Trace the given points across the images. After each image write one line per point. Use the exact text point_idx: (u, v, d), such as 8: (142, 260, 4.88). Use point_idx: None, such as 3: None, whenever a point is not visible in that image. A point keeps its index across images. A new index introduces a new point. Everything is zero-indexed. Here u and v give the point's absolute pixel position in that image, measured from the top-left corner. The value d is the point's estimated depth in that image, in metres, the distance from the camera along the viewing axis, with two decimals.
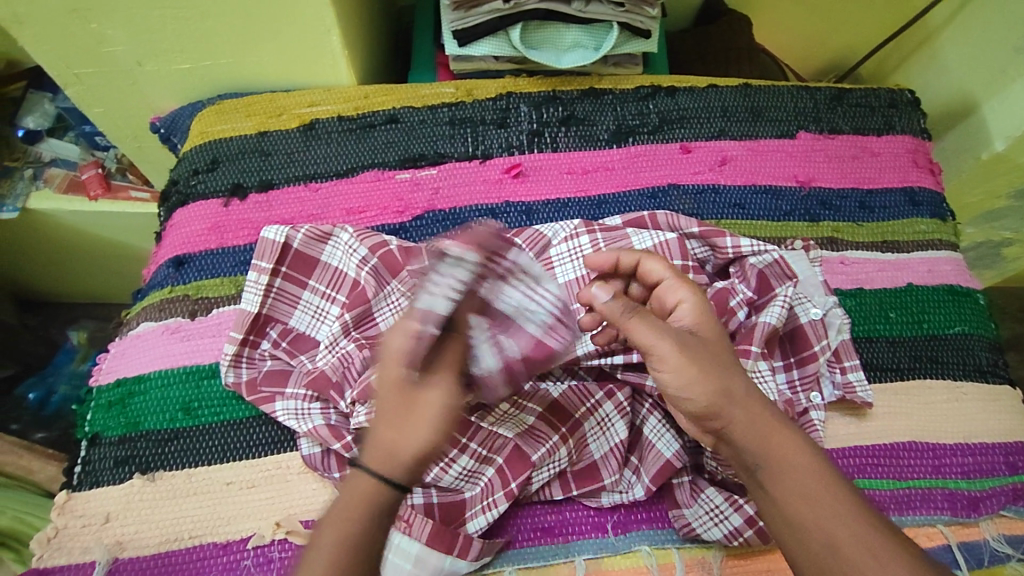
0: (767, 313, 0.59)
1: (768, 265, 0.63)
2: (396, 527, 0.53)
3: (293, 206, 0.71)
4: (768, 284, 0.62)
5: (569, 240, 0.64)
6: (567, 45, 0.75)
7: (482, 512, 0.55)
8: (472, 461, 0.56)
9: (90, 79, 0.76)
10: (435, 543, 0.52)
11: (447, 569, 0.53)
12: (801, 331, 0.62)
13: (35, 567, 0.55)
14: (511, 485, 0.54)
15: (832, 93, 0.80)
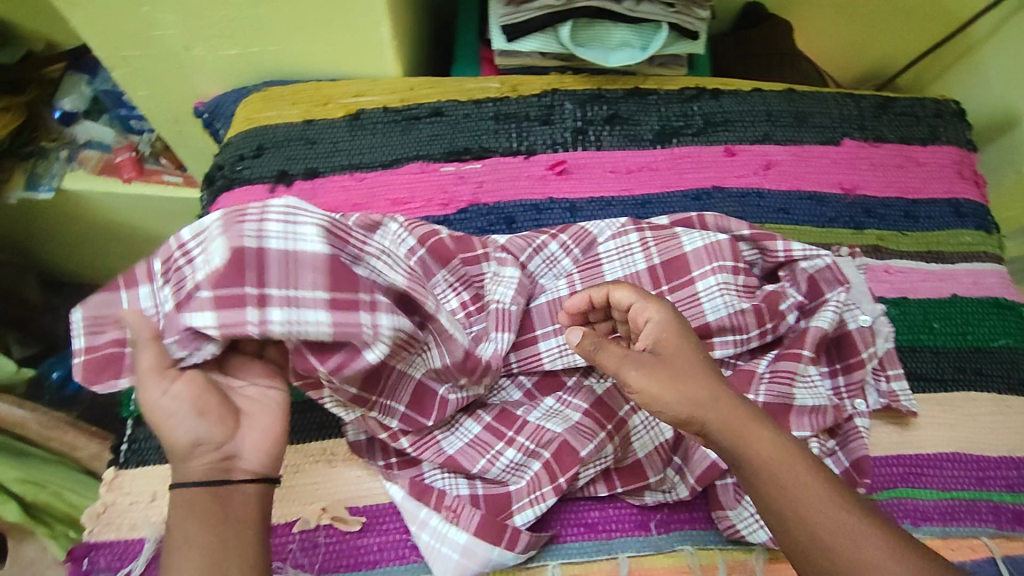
0: (818, 318, 0.59)
1: (820, 271, 0.62)
2: (445, 517, 0.55)
3: (339, 195, 0.71)
4: (817, 289, 0.62)
5: (617, 237, 0.64)
6: (614, 44, 0.74)
7: (530, 505, 0.55)
8: (518, 454, 0.57)
9: (138, 62, 0.76)
10: (483, 534, 0.53)
11: (494, 561, 0.54)
12: (848, 338, 0.62)
13: (85, 541, 0.55)
14: (560, 480, 0.55)
15: (877, 102, 0.80)
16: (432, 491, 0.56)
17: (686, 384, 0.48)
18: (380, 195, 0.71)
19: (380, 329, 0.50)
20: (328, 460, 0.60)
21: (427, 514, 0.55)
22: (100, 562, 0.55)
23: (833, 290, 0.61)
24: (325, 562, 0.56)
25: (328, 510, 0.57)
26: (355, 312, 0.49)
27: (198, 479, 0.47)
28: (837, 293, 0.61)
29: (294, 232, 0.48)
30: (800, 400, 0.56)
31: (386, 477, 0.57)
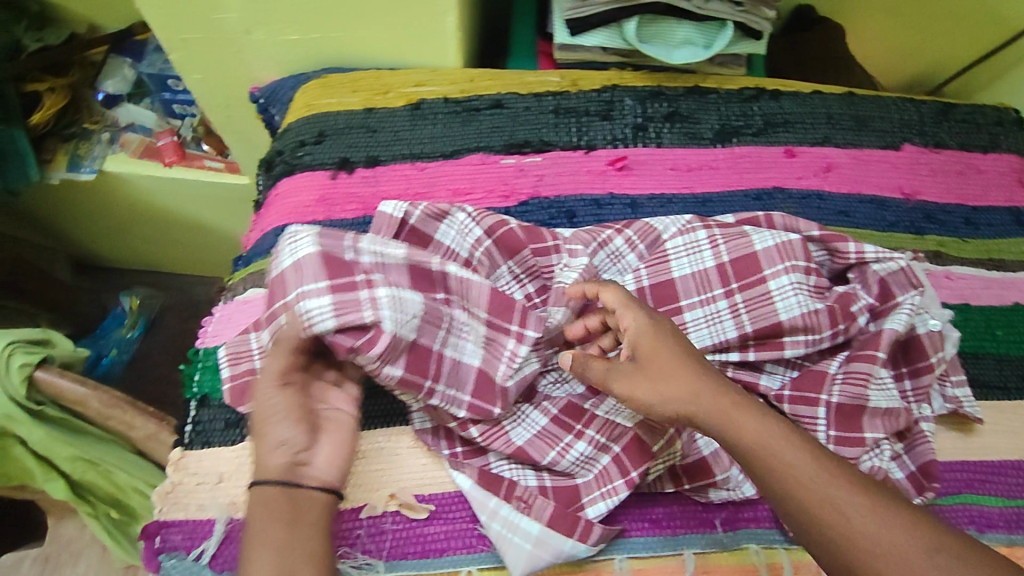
0: (891, 320, 0.60)
1: (892, 274, 0.62)
2: (516, 506, 0.55)
3: (400, 184, 0.70)
4: (889, 292, 0.62)
5: (684, 234, 0.63)
6: (678, 41, 0.73)
7: (602, 498, 0.56)
8: (589, 448, 0.58)
9: (195, 46, 0.74)
10: (556, 525, 0.54)
11: (567, 552, 0.54)
12: (916, 342, 0.62)
13: (156, 519, 0.56)
14: (632, 475, 0.55)
15: (937, 107, 0.80)
16: (503, 481, 0.56)
17: (671, 383, 0.50)
18: (442, 185, 0.71)
19: (380, 300, 0.53)
20: (392, 448, 0.60)
21: (497, 503, 0.56)
22: (171, 541, 0.55)
23: (906, 293, 0.61)
24: (392, 548, 0.56)
25: (396, 496, 0.57)
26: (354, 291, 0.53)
27: (272, 479, 0.50)
28: (910, 296, 0.61)
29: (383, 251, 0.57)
30: (874, 403, 0.57)
31: (452, 466, 0.58)
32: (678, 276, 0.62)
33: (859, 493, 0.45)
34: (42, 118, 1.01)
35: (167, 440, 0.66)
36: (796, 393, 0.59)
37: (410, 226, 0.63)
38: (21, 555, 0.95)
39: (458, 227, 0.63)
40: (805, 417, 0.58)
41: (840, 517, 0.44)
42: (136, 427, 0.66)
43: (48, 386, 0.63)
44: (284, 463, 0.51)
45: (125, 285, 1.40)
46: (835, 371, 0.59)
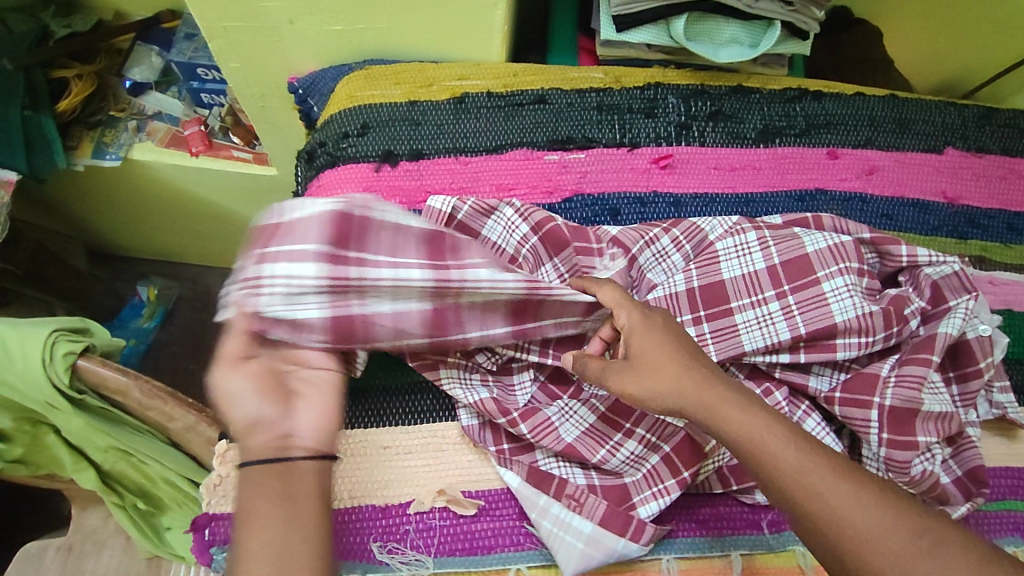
0: (943, 324, 0.60)
1: (944, 277, 0.63)
2: (567, 505, 0.55)
3: (444, 178, 0.70)
4: (941, 296, 0.62)
5: (736, 235, 0.63)
6: (724, 40, 0.73)
7: (653, 498, 0.56)
8: (638, 447, 0.57)
9: (235, 33, 0.72)
10: (609, 524, 0.54)
11: (619, 552, 0.54)
12: (965, 347, 0.61)
13: (206, 511, 0.56)
14: (684, 474, 0.55)
15: (980, 112, 0.79)
16: (552, 479, 0.56)
17: (655, 378, 0.50)
18: (485, 180, 0.71)
19: (372, 280, 0.53)
20: (438, 443, 0.59)
21: (547, 501, 0.55)
22: (220, 533, 0.55)
23: (959, 298, 0.61)
24: (441, 545, 0.56)
25: (444, 492, 0.57)
26: (348, 270, 0.53)
27: (261, 459, 0.51)
28: (964, 300, 0.61)
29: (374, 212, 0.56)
30: (927, 407, 0.57)
31: (499, 462, 0.57)
32: (729, 276, 0.61)
33: (851, 485, 0.45)
34: (69, 105, 1.00)
35: (206, 433, 0.65)
36: (846, 395, 0.59)
37: (459, 221, 0.63)
38: (43, 545, 0.87)
39: (504, 222, 0.63)
40: (857, 420, 0.58)
41: (823, 509, 0.45)
42: (174, 418, 0.64)
43: (90, 375, 0.61)
44: (271, 442, 0.51)
45: (141, 275, 1.38)
46: (888, 374, 0.59)
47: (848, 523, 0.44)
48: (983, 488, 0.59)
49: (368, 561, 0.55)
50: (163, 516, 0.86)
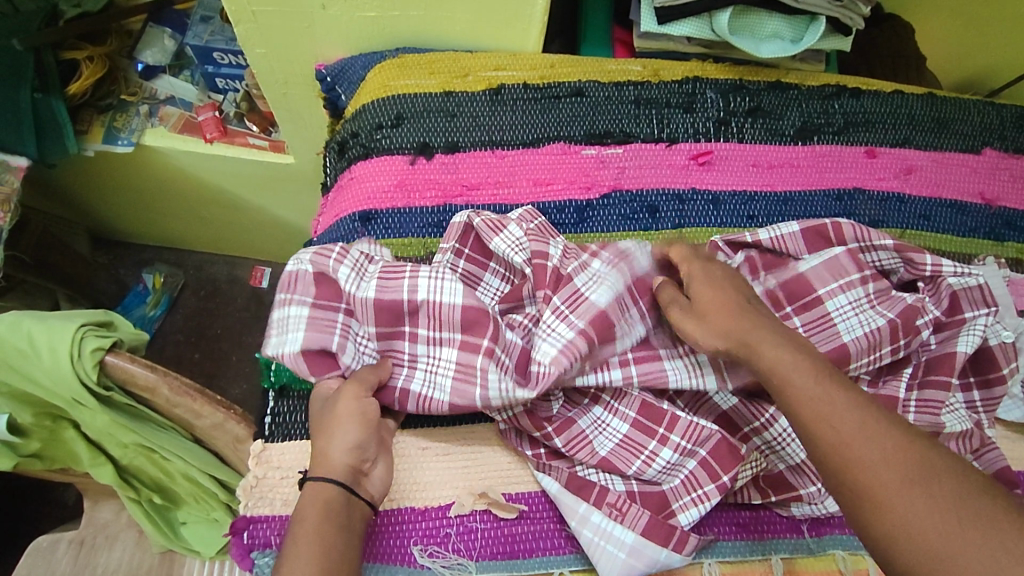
0: (958, 342, 0.59)
1: (967, 289, 0.61)
2: (609, 514, 0.54)
3: (481, 171, 0.69)
4: (958, 307, 0.61)
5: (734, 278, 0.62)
6: (766, 34, 0.72)
7: (693, 504, 0.54)
8: (674, 455, 0.56)
9: (265, 18, 0.70)
10: (651, 534, 0.53)
11: (662, 562, 0.53)
12: (988, 353, 0.61)
13: (243, 515, 0.55)
14: (723, 479, 0.54)
15: (1017, 112, 0.79)
16: (593, 487, 0.55)
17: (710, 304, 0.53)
18: (522, 175, 0.69)
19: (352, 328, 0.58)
20: (476, 444, 0.58)
21: (587, 509, 0.54)
22: (260, 536, 0.54)
23: (975, 311, 0.60)
24: (482, 548, 0.55)
25: (485, 495, 0.56)
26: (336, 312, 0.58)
27: (334, 476, 0.50)
28: (980, 316, 0.60)
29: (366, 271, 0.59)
30: (949, 427, 0.57)
31: (537, 469, 0.56)
32: None
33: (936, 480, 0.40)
34: (80, 88, 0.96)
35: (234, 431, 0.63)
36: None
37: (475, 231, 0.62)
38: (56, 538, 0.84)
39: (511, 242, 0.60)
40: None
41: (850, 471, 0.42)
42: (203, 415, 0.62)
43: (118, 371, 0.59)
44: (349, 464, 0.51)
45: (145, 262, 1.34)
46: (909, 397, 0.59)
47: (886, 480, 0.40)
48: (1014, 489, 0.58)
49: (409, 565, 0.54)
50: (178, 511, 0.84)
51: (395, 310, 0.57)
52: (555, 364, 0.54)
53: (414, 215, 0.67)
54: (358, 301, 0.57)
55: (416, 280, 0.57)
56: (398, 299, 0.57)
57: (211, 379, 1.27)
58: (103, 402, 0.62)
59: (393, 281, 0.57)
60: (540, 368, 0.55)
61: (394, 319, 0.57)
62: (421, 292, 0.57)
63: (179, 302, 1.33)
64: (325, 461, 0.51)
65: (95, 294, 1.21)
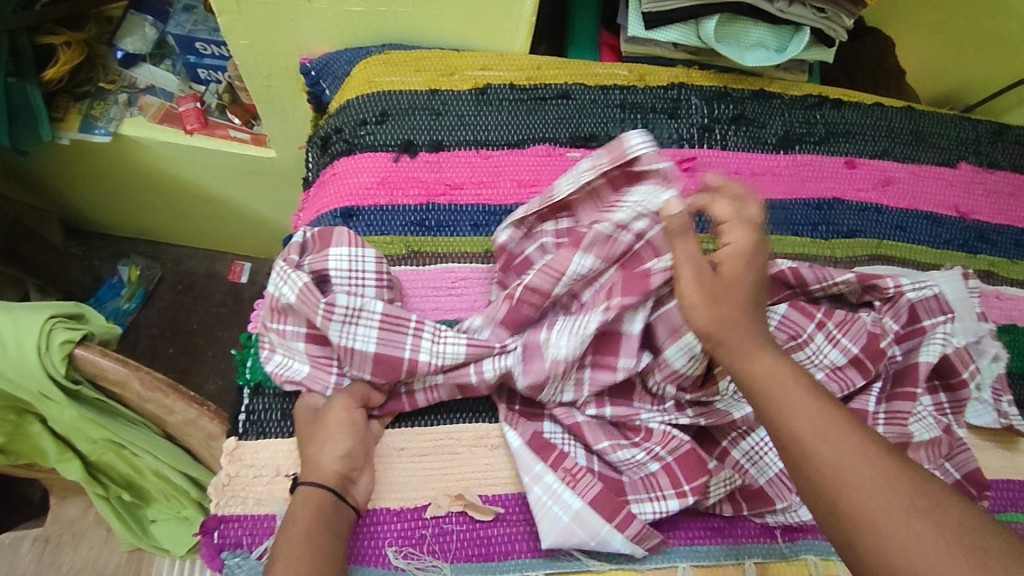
0: (921, 352, 0.60)
1: (925, 300, 0.62)
2: (562, 478, 0.53)
3: (465, 171, 0.68)
4: (917, 318, 0.62)
5: None
6: (750, 43, 0.73)
7: (649, 501, 0.53)
8: (642, 451, 0.55)
9: (250, 9, 0.69)
10: (599, 506, 0.52)
11: (603, 539, 0.52)
12: (947, 360, 0.62)
13: (214, 514, 0.53)
14: (685, 488, 0.53)
15: (992, 128, 0.80)
16: (553, 449, 0.54)
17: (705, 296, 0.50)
18: (506, 175, 0.69)
19: (356, 334, 0.55)
20: (453, 445, 0.57)
21: (542, 469, 0.54)
22: (230, 536, 0.53)
23: (934, 320, 0.61)
24: (458, 550, 0.53)
25: (462, 497, 0.55)
26: (346, 323, 0.55)
27: (326, 484, 0.50)
28: (939, 324, 0.61)
29: (357, 321, 0.55)
30: (916, 436, 0.58)
31: (506, 422, 0.56)
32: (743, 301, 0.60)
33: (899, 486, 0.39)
34: (57, 74, 0.93)
35: (207, 428, 0.62)
36: None
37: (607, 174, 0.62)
38: (20, 535, 0.82)
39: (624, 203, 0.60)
40: None
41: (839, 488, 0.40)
42: (176, 411, 0.61)
43: (87, 365, 0.57)
44: (341, 472, 0.51)
45: (121, 253, 1.32)
46: (877, 410, 0.59)
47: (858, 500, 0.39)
48: (982, 491, 0.59)
49: (383, 566, 0.52)
50: (148, 508, 0.82)
51: (394, 365, 0.55)
52: (557, 362, 0.54)
53: (396, 214, 0.66)
54: (356, 352, 0.55)
55: (418, 343, 0.55)
56: (398, 356, 0.55)
57: (186, 373, 1.24)
58: (70, 397, 0.60)
59: (395, 335, 0.55)
60: (554, 359, 0.54)
61: (394, 373, 0.55)
62: (422, 355, 0.55)
63: (155, 295, 1.30)
64: (315, 468, 0.51)
65: (68, 285, 1.17)
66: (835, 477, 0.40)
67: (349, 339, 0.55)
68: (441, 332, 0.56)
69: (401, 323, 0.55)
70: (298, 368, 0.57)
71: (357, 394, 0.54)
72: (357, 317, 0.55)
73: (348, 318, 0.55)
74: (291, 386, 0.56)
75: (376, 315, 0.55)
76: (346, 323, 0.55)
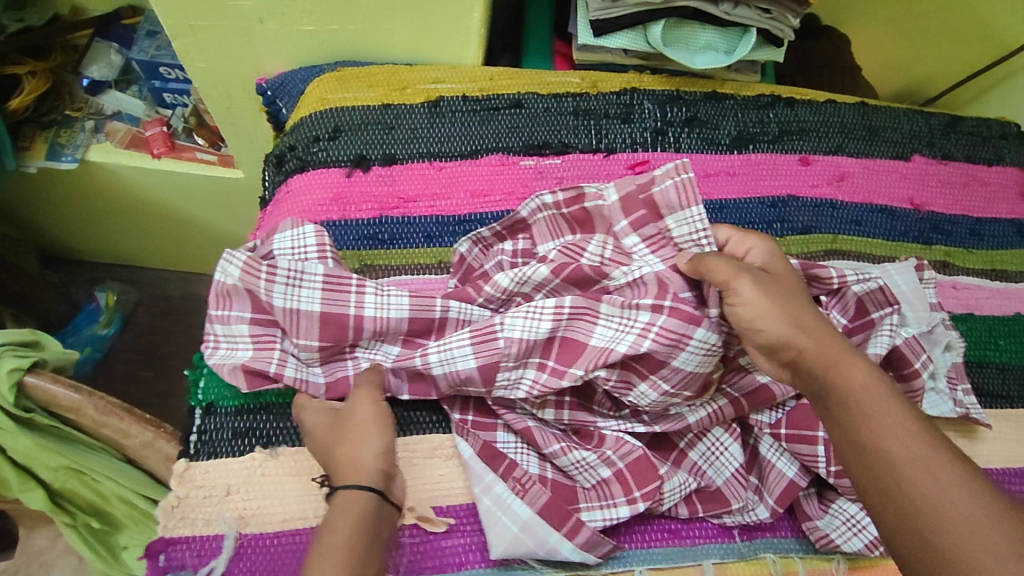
0: (870, 344, 0.58)
1: (869, 292, 0.59)
2: (512, 487, 0.53)
3: (418, 183, 0.69)
4: (865, 309, 0.60)
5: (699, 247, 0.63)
6: (700, 46, 0.74)
7: (599, 509, 0.53)
8: (592, 455, 0.54)
9: (204, 33, 0.70)
10: (547, 514, 0.51)
11: (552, 547, 0.51)
12: (898, 351, 0.60)
13: (161, 536, 0.52)
14: (636, 495, 0.53)
15: (944, 121, 0.81)
16: (503, 458, 0.54)
17: (763, 307, 0.49)
18: (460, 186, 0.69)
19: (299, 294, 0.55)
20: (407, 458, 0.56)
21: (492, 479, 0.53)
22: (177, 559, 0.52)
23: (881, 311, 0.59)
24: (410, 564, 0.52)
25: (413, 509, 0.54)
26: (290, 284, 0.55)
27: (365, 484, 0.49)
28: (886, 315, 0.59)
29: (300, 283, 0.55)
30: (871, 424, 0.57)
31: (456, 433, 0.56)
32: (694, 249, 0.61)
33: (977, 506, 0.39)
34: (21, 103, 0.94)
35: (165, 450, 0.61)
36: (792, 431, 0.56)
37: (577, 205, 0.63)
38: None
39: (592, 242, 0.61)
40: (805, 456, 0.55)
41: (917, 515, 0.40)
42: (131, 435, 0.60)
43: (38, 391, 0.58)
44: (381, 469, 0.51)
45: (98, 280, 1.31)
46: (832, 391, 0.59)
47: (944, 528, 0.38)
48: None
49: None
50: (119, 536, 0.80)
51: (341, 324, 0.55)
52: (509, 343, 0.54)
53: (350, 228, 0.66)
54: (301, 315, 0.55)
55: (362, 299, 0.56)
56: (344, 314, 0.56)
57: (162, 398, 1.23)
58: (23, 424, 0.61)
59: (339, 295, 0.56)
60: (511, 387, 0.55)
61: (341, 333, 0.56)
62: (367, 310, 0.56)
63: (132, 320, 1.29)
64: (353, 468, 0.50)
65: (43, 313, 1.17)
66: (918, 509, 0.40)
67: (295, 295, 0.55)
68: (385, 288, 0.57)
69: (344, 283, 0.56)
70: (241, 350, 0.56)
71: (377, 384, 0.55)
72: (299, 279, 0.55)
73: (291, 280, 0.55)
74: (233, 375, 0.55)
75: (318, 277, 0.55)
76: (290, 286, 0.55)
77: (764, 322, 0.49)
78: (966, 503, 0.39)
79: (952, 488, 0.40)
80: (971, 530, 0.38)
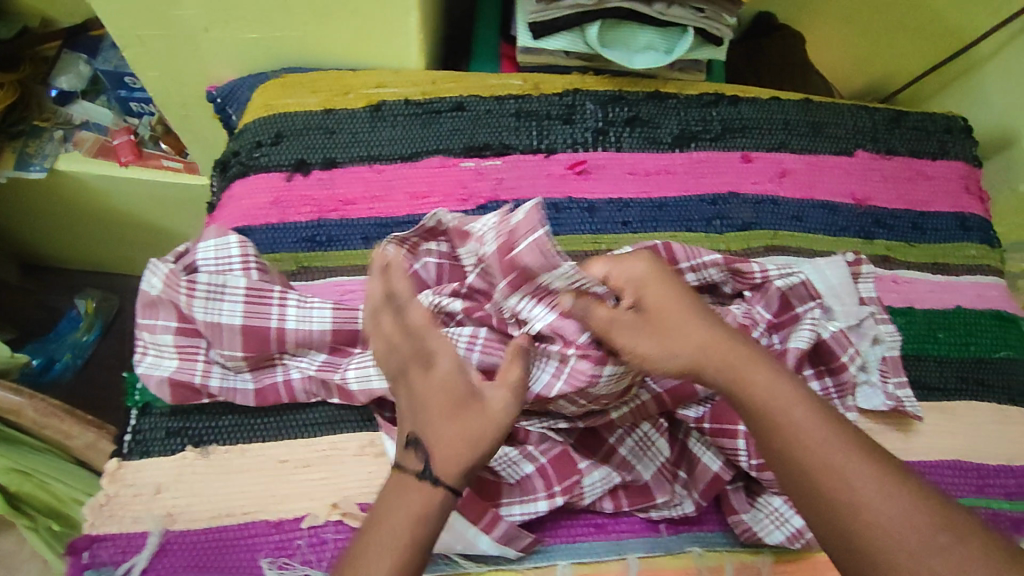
0: (792, 338, 0.59)
1: (793, 287, 0.61)
2: None
3: (358, 186, 0.70)
4: (789, 304, 0.61)
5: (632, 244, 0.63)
6: (639, 46, 0.75)
7: (519, 504, 0.54)
8: (515, 451, 0.55)
9: (151, 43, 0.72)
10: (467, 509, 0.52)
11: (471, 541, 0.52)
12: (823, 344, 0.61)
13: (88, 533, 0.54)
14: (557, 489, 0.54)
15: (889, 116, 0.82)
16: None
17: (648, 351, 0.49)
18: (399, 188, 0.70)
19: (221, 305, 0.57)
20: (337, 456, 0.57)
21: None
22: (100, 556, 0.53)
23: (806, 305, 0.61)
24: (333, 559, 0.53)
25: (338, 505, 0.55)
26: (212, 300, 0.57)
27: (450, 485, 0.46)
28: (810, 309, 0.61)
29: (220, 296, 0.57)
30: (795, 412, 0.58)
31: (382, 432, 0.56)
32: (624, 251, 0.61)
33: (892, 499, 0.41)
34: None
35: (107, 451, 0.62)
36: (714, 426, 0.56)
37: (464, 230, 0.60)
38: None
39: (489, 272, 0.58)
40: (727, 449, 0.56)
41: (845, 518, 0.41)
42: (73, 436, 0.62)
43: None
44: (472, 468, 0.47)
45: (76, 287, 1.33)
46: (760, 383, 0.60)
47: (870, 529, 0.40)
48: None
49: None
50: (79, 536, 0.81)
51: (262, 337, 0.57)
52: None
53: (288, 231, 0.67)
54: (223, 327, 0.57)
55: (284, 313, 0.58)
56: (266, 327, 0.57)
57: None
58: None
59: (261, 307, 0.57)
60: None
61: (264, 345, 0.57)
62: (289, 323, 0.58)
63: None
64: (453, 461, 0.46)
65: (20, 320, 1.19)
66: (843, 514, 0.41)
67: (220, 304, 0.57)
68: (307, 300, 0.58)
69: (265, 295, 0.58)
70: (165, 360, 0.57)
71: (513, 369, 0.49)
72: (221, 292, 0.57)
73: (210, 294, 0.57)
74: (158, 386, 0.56)
75: (240, 289, 0.57)
76: (211, 298, 0.57)
77: (655, 363, 0.49)
78: (882, 493, 0.41)
79: (869, 483, 0.42)
80: (891, 525, 0.40)
